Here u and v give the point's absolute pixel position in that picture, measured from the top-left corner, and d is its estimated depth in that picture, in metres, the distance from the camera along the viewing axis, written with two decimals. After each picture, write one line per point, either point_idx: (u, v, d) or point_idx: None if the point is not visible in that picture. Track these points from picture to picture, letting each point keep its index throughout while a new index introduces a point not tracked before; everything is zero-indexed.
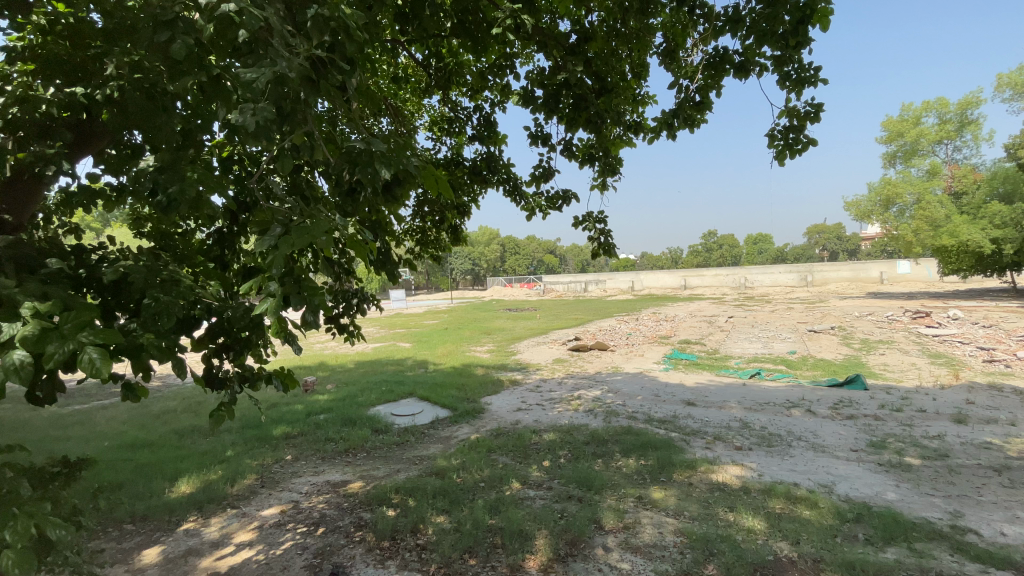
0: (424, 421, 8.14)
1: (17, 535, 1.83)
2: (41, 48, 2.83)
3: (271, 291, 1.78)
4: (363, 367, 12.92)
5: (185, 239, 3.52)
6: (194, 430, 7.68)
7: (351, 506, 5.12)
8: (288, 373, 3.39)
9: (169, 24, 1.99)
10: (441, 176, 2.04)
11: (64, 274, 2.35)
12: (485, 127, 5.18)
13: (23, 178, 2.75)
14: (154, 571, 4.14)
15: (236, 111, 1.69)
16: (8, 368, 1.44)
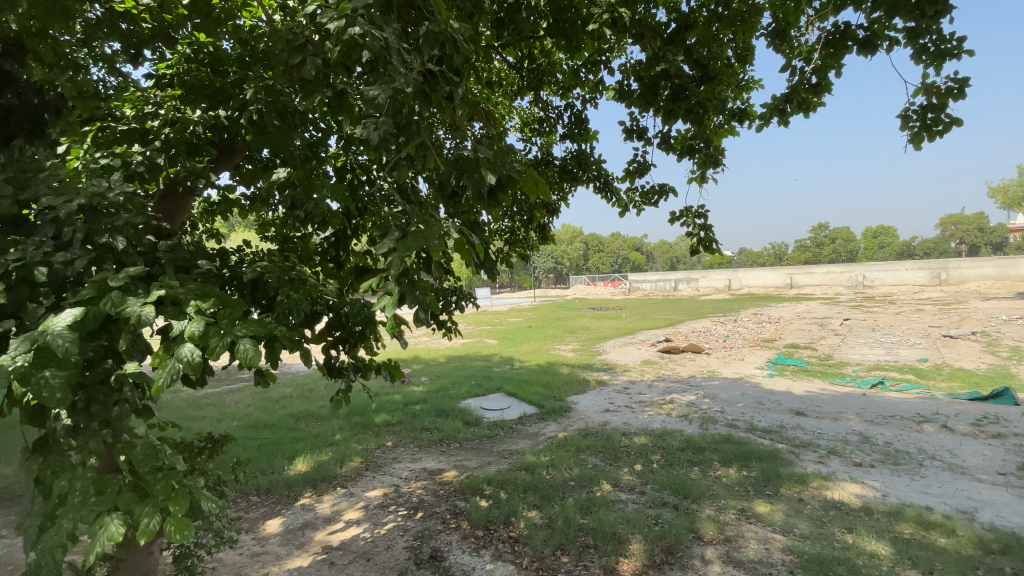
0: (513, 416, 8.31)
1: (178, 504, 1.77)
2: (187, 75, 3.23)
3: (389, 291, 1.92)
4: (453, 362, 13.46)
5: (304, 241, 3.88)
6: (308, 415, 8.49)
7: (447, 493, 5.37)
8: (394, 364, 3.61)
9: (301, 49, 2.23)
10: (542, 180, 2.07)
11: (213, 274, 2.68)
12: (575, 125, 5.14)
13: (176, 190, 3.19)
14: (277, 539, 4.64)
15: (361, 126, 1.84)
16: (182, 362, 1.66)
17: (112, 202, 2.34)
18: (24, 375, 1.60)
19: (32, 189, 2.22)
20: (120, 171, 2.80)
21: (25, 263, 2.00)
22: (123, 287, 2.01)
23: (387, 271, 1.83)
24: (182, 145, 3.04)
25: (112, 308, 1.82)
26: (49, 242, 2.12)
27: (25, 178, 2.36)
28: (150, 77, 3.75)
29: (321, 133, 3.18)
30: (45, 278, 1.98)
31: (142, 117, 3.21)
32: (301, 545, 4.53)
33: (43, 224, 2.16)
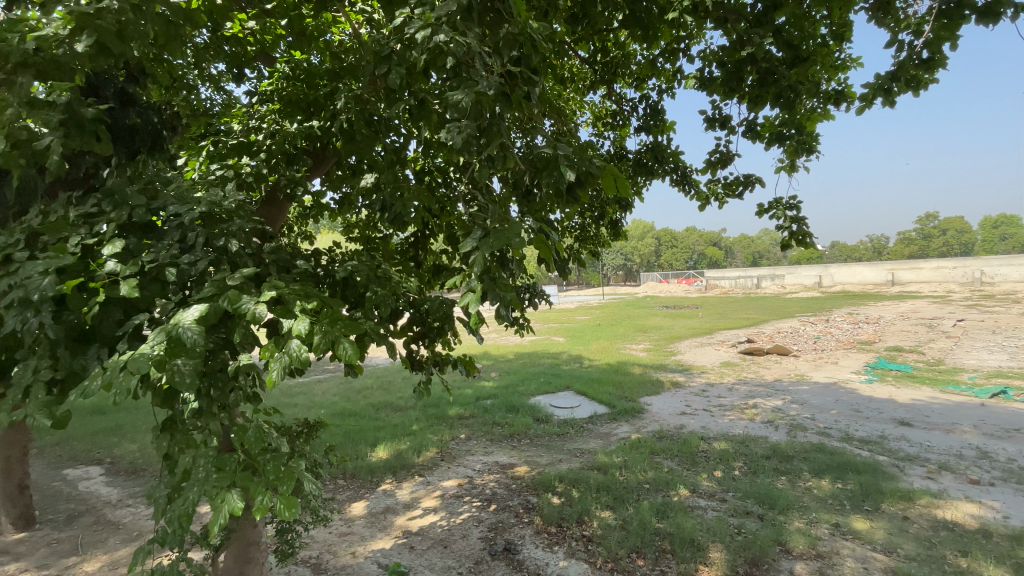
0: (583, 415, 8.26)
1: (285, 484, 1.94)
2: (284, 90, 3.52)
3: (472, 287, 1.97)
4: (522, 359, 13.58)
5: (386, 241, 4.09)
6: (387, 405, 8.95)
7: (519, 488, 5.45)
8: (470, 359, 3.70)
9: (386, 59, 2.35)
10: (622, 176, 2.01)
11: (310, 274, 2.91)
12: (652, 116, 4.98)
13: (278, 196, 3.51)
14: (362, 521, 4.94)
15: (445, 130, 1.91)
16: (291, 356, 1.83)
17: (227, 209, 2.60)
18: (161, 362, 1.82)
19: (162, 199, 2.51)
20: (234, 180, 3.13)
21: (157, 264, 2.28)
22: (237, 286, 2.25)
23: (471, 268, 1.89)
24: (282, 154, 3.32)
25: (230, 305, 2.04)
26: (176, 245, 2.40)
27: (156, 189, 2.68)
28: (252, 94, 4.11)
29: (402, 138, 3.34)
30: (174, 277, 2.25)
31: (247, 131, 3.53)
32: (383, 528, 4.79)
33: (171, 229, 2.45)
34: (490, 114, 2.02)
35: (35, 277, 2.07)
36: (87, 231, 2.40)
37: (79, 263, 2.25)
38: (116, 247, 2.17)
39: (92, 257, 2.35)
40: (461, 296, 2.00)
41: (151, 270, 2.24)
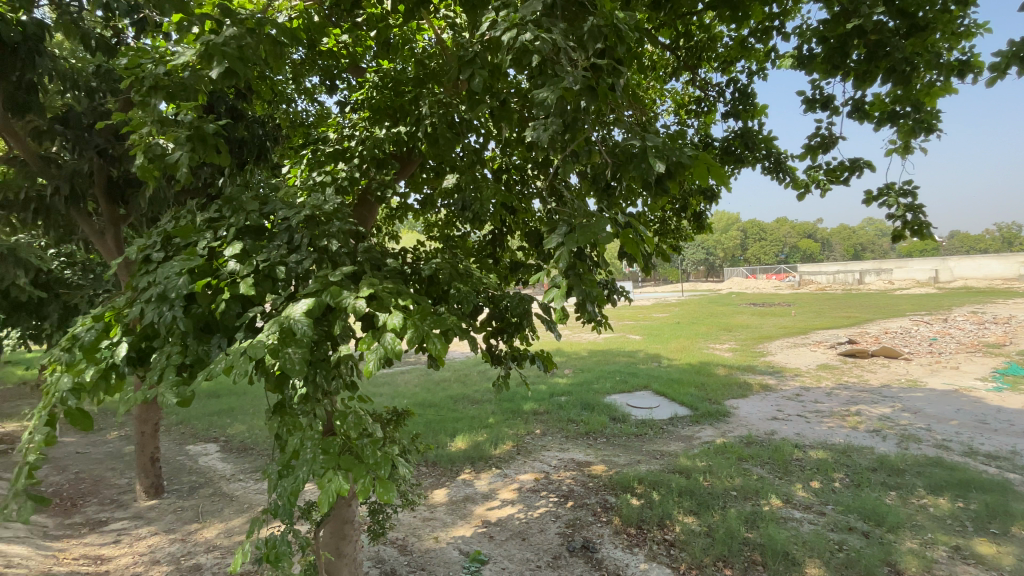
0: (663, 415, 7.99)
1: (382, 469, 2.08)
2: (374, 98, 3.74)
3: (559, 281, 1.95)
4: (597, 356, 13.39)
5: (465, 239, 4.21)
6: (464, 397, 9.22)
7: (596, 486, 5.40)
8: (547, 355, 3.71)
9: (470, 63, 2.41)
10: (716, 164, 1.94)
11: (399, 271, 3.07)
12: (740, 101, 4.70)
13: (368, 199, 3.73)
14: (444, 508, 5.14)
15: (531, 128, 1.94)
16: (387, 348, 1.95)
17: (327, 212, 2.81)
18: (275, 350, 2.01)
19: (272, 204, 2.77)
20: (331, 185, 3.38)
21: (269, 263, 2.52)
22: (337, 282, 2.44)
23: (556, 264, 1.88)
24: (372, 159, 3.54)
25: (332, 299, 2.21)
26: (284, 246, 2.63)
27: (266, 195, 2.96)
28: (342, 104, 4.41)
29: (482, 138, 3.44)
30: (283, 275, 2.47)
31: (341, 139, 3.79)
32: (463, 516, 4.95)
33: (281, 232, 2.69)
34: (576, 108, 2.02)
35: (171, 276, 2.36)
36: (211, 235, 2.70)
37: (206, 263, 2.54)
38: (235, 248, 2.43)
39: (214, 257, 2.64)
40: (547, 293, 1.97)
41: (264, 269, 2.48)
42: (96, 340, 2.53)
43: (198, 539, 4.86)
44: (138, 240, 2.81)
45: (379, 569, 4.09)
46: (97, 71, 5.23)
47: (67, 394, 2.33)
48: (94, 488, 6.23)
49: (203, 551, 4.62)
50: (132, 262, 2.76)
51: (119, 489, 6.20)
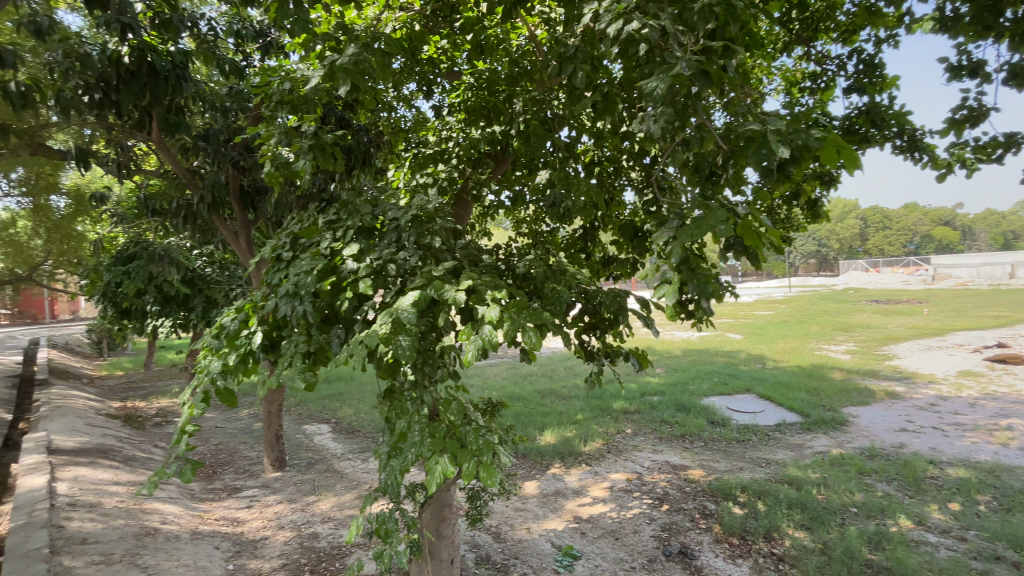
0: (767, 421, 7.44)
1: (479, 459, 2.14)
2: (471, 99, 3.86)
3: (669, 278, 1.92)
4: (691, 356, 12.76)
5: (555, 235, 4.20)
6: (553, 392, 9.25)
7: (694, 491, 5.19)
8: (642, 353, 3.57)
9: (571, 59, 2.48)
10: (848, 145, 1.83)
11: (495, 267, 3.13)
12: (866, 73, 4.22)
13: (464, 198, 3.85)
14: (535, 500, 5.20)
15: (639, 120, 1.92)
16: (486, 340, 2.01)
17: (429, 211, 2.95)
18: (388, 339, 2.15)
19: (382, 206, 2.98)
20: (434, 186, 3.54)
21: (381, 260, 2.71)
22: (441, 277, 2.56)
23: (667, 258, 1.83)
24: (468, 160, 3.65)
25: (436, 293, 2.32)
26: (393, 244, 2.82)
27: (375, 197, 3.18)
28: (438, 107, 4.59)
29: (575, 132, 3.43)
30: (394, 271, 2.65)
31: (440, 141, 3.97)
32: (555, 510, 4.98)
33: (389, 231, 2.88)
34: (686, 95, 1.95)
35: (301, 275, 2.62)
36: (330, 236, 2.97)
37: (326, 260, 2.79)
38: (353, 248, 2.65)
39: (334, 256, 2.90)
40: (657, 287, 1.96)
41: (377, 265, 2.68)
42: (239, 330, 2.88)
43: (315, 509, 5.37)
44: (270, 241, 3.15)
45: (475, 553, 4.23)
46: (230, 92, 5.91)
47: (217, 375, 2.66)
48: (229, 458, 7.13)
49: (319, 521, 5.10)
50: (266, 261, 3.09)
51: (250, 461, 7.03)
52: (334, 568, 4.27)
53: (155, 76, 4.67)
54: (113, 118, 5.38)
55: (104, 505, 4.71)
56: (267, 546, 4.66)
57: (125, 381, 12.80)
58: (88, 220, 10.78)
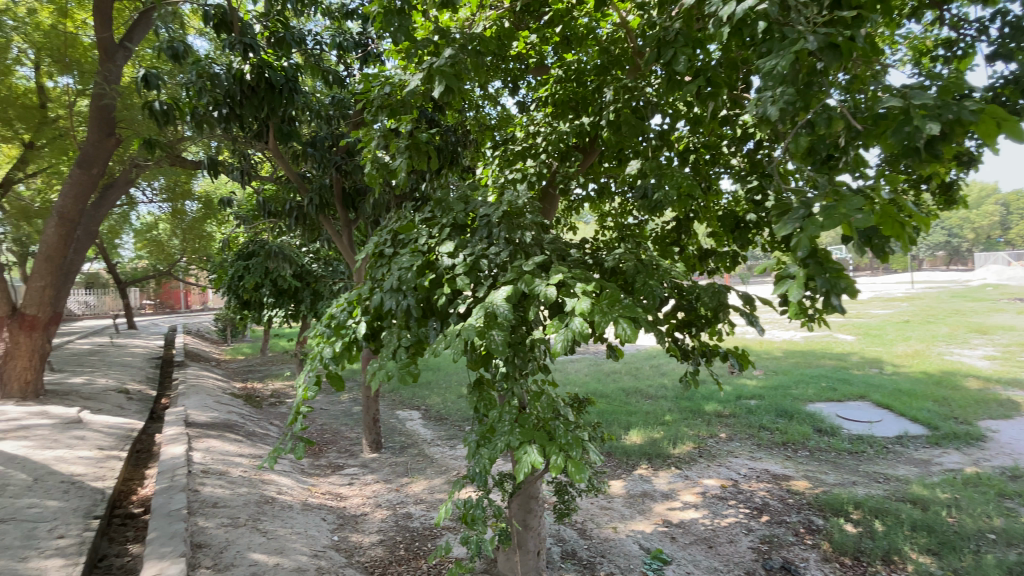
0: (885, 432, 6.70)
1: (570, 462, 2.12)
2: (561, 91, 3.82)
3: (793, 272, 1.88)
4: (792, 358, 11.79)
5: (643, 228, 4.04)
6: (638, 391, 9.00)
7: (798, 505, 4.84)
8: (743, 353, 3.32)
9: (671, 43, 2.42)
10: (1011, 116, 1.69)
11: (584, 262, 3.06)
12: (1014, 36, 3.62)
13: (551, 191, 3.79)
14: (622, 500, 5.10)
15: (756, 103, 1.93)
16: (577, 333, 1.96)
17: (519, 207, 2.97)
18: (481, 331, 2.19)
19: (473, 203, 3.06)
20: (524, 181, 3.55)
21: (474, 256, 2.78)
22: (531, 271, 2.57)
23: (792, 251, 1.82)
24: (558, 153, 3.63)
25: (526, 287, 2.33)
26: (485, 240, 2.90)
27: (467, 193, 3.27)
28: (523, 103, 4.62)
29: (670, 119, 3.27)
30: (486, 266, 2.71)
31: (528, 137, 3.98)
32: (643, 512, 4.85)
33: (481, 227, 2.95)
34: (809, 72, 1.98)
35: (403, 270, 2.77)
36: (426, 232, 3.11)
37: (422, 255, 2.91)
38: (449, 245, 2.75)
39: (430, 252, 3.02)
40: (774, 283, 1.98)
41: (470, 261, 2.75)
42: (346, 320, 3.09)
43: (409, 491, 5.68)
44: (373, 238, 3.34)
45: (561, 547, 4.21)
46: (333, 102, 6.37)
47: (328, 360, 2.89)
48: (332, 438, 7.74)
49: (413, 503, 5.38)
50: (369, 256, 3.30)
51: (350, 441, 7.59)
52: (426, 548, 4.48)
53: (272, 91, 5.13)
54: (236, 130, 6.01)
55: (231, 474, 5.34)
56: (367, 522, 5.03)
57: (244, 364, 14.34)
58: (214, 221, 12.18)
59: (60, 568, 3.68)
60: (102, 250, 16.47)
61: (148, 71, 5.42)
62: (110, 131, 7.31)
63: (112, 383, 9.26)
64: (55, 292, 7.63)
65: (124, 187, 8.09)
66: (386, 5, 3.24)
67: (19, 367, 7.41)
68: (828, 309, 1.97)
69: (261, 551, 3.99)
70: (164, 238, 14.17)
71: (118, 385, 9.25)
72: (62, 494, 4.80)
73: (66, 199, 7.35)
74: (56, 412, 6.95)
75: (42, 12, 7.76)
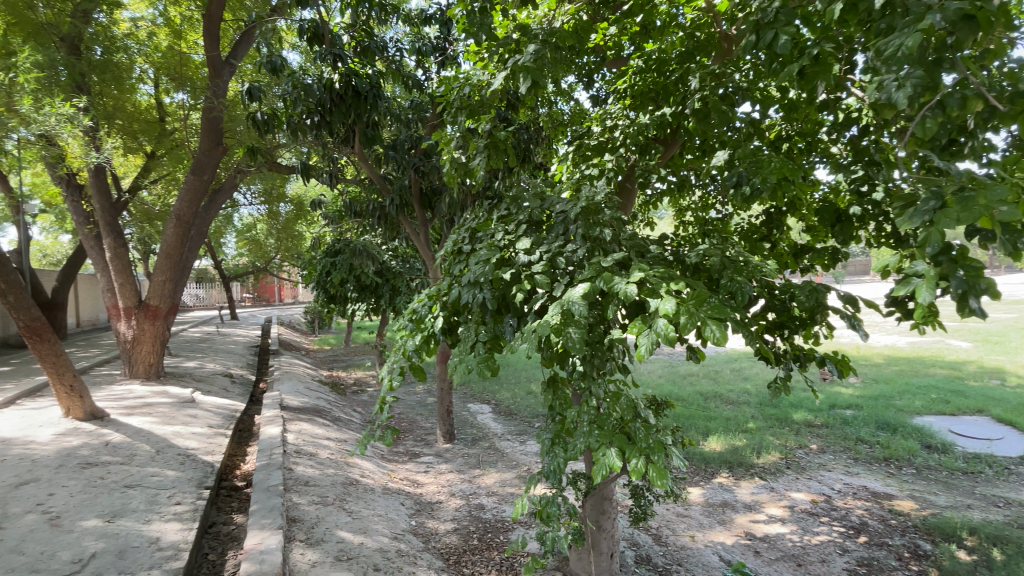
0: (1009, 452, 5.92)
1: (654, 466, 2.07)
2: (641, 82, 3.70)
3: (920, 272, 1.80)
4: (895, 366, 10.68)
5: (726, 222, 3.84)
6: (717, 395, 8.58)
7: (903, 528, 4.44)
8: (843, 359, 3.03)
9: (770, 23, 2.30)
10: None
11: (665, 257, 2.93)
12: None
13: (629, 184, 3.68)
14: (699, 508, 4.89)
15: (876, 88, 1.86)
16: (660, 334, 1.89)
17: (597, 204, 2.90)
18: (559, 330, 2.16)
19: (550, 200, 3.06)
20: (603, 176, 3.48)
21: (551, 254, 2.78)
22: (610, 269, 2.51)
23: (920, 247, 1.71)
24: (638, 146, 3.51)
25: (605, 285, 2.27)
26: (562, 237, 2.89)
27: (543, 190, 3.29)
28: (598, 97, 4.56)
29: (762, 106, 3.07)
30: (563, 263, 2.69)
31: (605, 131, 3.89)
32: (723, 522, 4.62)
33: (559, 223, 2.94)
34: (940, 48, 1.89)
35: (480, 265, 2.83)
36: (503, 229, 3.14)
37: (500, 252, 2.96)
38: (526, 241, 2.76)
39: (507, 248, 3.05)
40: (897, 283, 1.94)
41: (547, 258, 2.74)
42: (427, 314, 3.20)
43: (481, 482, 5.81)
44: (452, 236, 3.42)
45: (635, 552, 4.11)
46: (412, 105, 6.59)
47: (411, 352, 3.01)
48: (409, 427, 8.09)
49: (485, 494, 5.50)
50: (448, 253, 3.38)
51: (425, 431, 7.89)
52: (498, 540, 4.55)
53: (358, 98, 5.43)
54: (326, 136, 6.43)
55: (320, 456, 5.75)
56: (442, 510, 5.21)
57: (329, 355, 15.33)
58: (304, 222, 13.09)
59: (178, 531, 4.16)
60: (211, 249, 18.30)
61: (251, 85, 5.93)
62: (218, 140, 8.06)
63: (219, 368, 10.28)
64: (174, 285, 8.56)
65: (229, 191, 8.94)
66: (469, 6, 3.31)
67: (144, 352, 8.45)
68: (963, 313, 1.81)
69: (348, 530, 4.26)
70: (261, 237, 15.45)
71: (224, 370, 10.25)
72: (179, 465, 5.42)
73: (182, 203, 8.22)
74: (173, 392, 7.84)
75: (161, 36, 8.73)
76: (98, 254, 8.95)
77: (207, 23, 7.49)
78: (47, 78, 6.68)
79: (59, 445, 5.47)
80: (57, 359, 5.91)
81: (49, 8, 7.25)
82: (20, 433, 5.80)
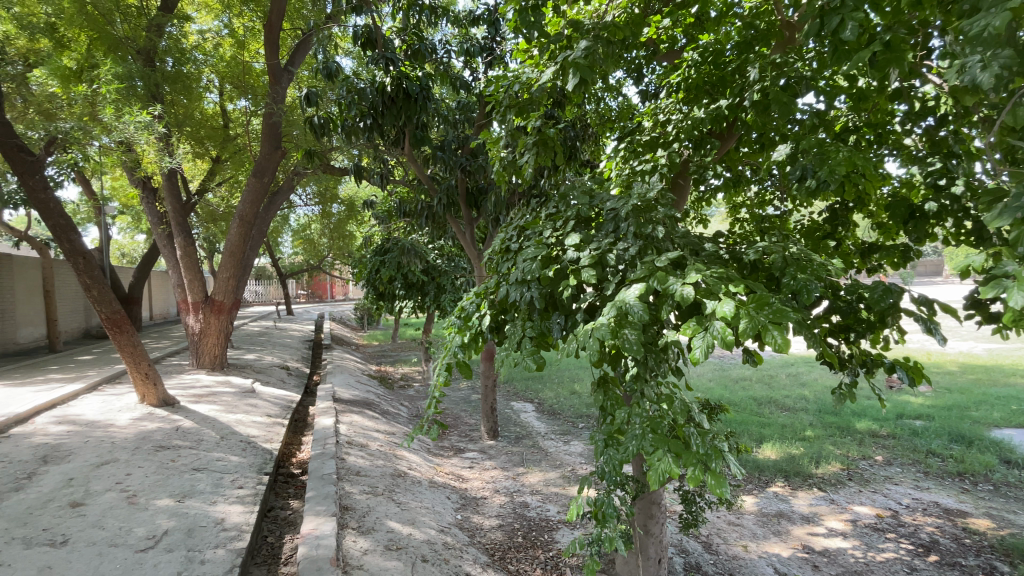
0: None
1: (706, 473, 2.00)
2: (695, 75, 3.59)
3: (1009, 273, 1.66)
4: (970, 374, 9.89)
5: (785, 219, 3.68)
6: (771, 401, 8.22)
7: (981, 550, 4.13)
8: (916, 366, 2.80)
9: (837, 8, 2.17)
10: None
11: (721, 256, 2.83)
12: None
13: (681, 180, 3.59)
14: (753, 518, 4.69)
15: (961, 76, 1.73)
16: (719, 336, 1.83)
17: (649, 201, 2.84)
18: (613, 331, 2.12)
19: (599, 197, 3.03)
20: (655, 172, 3.41)
21: (601, 251, 2.74)
22: (664, 268, 2.45)
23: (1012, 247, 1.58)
24: (691, 141, 3.41)
25: (660, 285, 2.21)
26: (612, 235, 2.84)
27: (592, 187, 3.25)
28: (648, 92, 4.47)
29: (828, 95, 2.90)
30: (614, 261, 2.65)
31: (656, 125, 3.80)
32: (778, 533, 4.43)
33: (609, 221, 2.90)
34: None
35: (528, 263, 2.82)
36: (551, 226, 3.12)
37: (548, 250, 2.95)
38: (575, 238, 2.74)
39: (555, 245, 3.04)
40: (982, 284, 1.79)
41: (597, 255, 2.71)
42: (474, 312, 3.22)
43: (525, 481, 5.83)
44: (499, 234, 3.44)
45: (684, 559, 4.01)
46: (460, 106, 6.70)
47: (458, 349, 3.03)
48: (454, 423, 8.22)
49: (529, 492, 5.52)
50: (496, 251, 3.40)
51: (469, 427, 8.00)
52: (543, 539, 4.56)
53: (408, 100, 5.53)
54: (378, 138, 6.63)
55: (370, 447, 5.95)
56: (487, 505, 5.28)
57: (377, 350, 15.80)
58: (355, 222, 13.53)
59: (241, 513, 4.41)
60: (269, 248, 19.24)
61: (309, 90, 6.17)
62: (277, 144, 8.45)
63: (275, 361, 10.81)
64: (236, 282, 9.06)
65: (287, 192, 9.38)
66: (520, 4, 3.32)
67: (210, 344, 9.01)
68: None
69: (397, 520, 4.38)
70: (315, 237, 16.10)
71: (280, 362, 10.78)
72: (241, 451, 5.75)
73: (245, 204, 8.68)
74: (236, 382, 8.32)
75: (226, 47, 9.27)
76: (169, 253, 9.60)
77: (267, 33, 7.87)
78: (125, 90, 7.21)
79: (136, 429, 5.92)
80: (133, 349, 6.41)
81: (126, 23, 7.81)
82: (103, 416, 6.33)
